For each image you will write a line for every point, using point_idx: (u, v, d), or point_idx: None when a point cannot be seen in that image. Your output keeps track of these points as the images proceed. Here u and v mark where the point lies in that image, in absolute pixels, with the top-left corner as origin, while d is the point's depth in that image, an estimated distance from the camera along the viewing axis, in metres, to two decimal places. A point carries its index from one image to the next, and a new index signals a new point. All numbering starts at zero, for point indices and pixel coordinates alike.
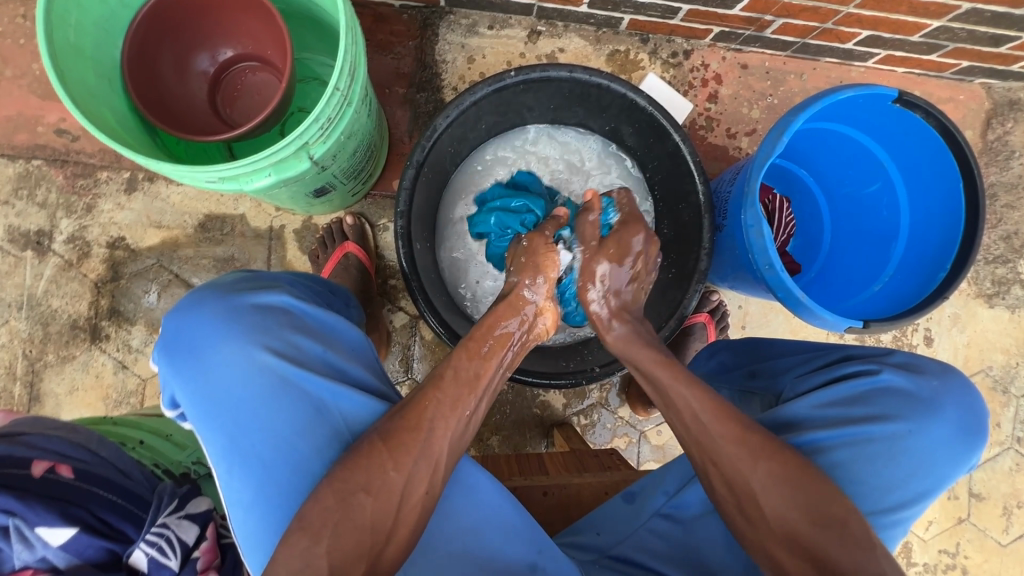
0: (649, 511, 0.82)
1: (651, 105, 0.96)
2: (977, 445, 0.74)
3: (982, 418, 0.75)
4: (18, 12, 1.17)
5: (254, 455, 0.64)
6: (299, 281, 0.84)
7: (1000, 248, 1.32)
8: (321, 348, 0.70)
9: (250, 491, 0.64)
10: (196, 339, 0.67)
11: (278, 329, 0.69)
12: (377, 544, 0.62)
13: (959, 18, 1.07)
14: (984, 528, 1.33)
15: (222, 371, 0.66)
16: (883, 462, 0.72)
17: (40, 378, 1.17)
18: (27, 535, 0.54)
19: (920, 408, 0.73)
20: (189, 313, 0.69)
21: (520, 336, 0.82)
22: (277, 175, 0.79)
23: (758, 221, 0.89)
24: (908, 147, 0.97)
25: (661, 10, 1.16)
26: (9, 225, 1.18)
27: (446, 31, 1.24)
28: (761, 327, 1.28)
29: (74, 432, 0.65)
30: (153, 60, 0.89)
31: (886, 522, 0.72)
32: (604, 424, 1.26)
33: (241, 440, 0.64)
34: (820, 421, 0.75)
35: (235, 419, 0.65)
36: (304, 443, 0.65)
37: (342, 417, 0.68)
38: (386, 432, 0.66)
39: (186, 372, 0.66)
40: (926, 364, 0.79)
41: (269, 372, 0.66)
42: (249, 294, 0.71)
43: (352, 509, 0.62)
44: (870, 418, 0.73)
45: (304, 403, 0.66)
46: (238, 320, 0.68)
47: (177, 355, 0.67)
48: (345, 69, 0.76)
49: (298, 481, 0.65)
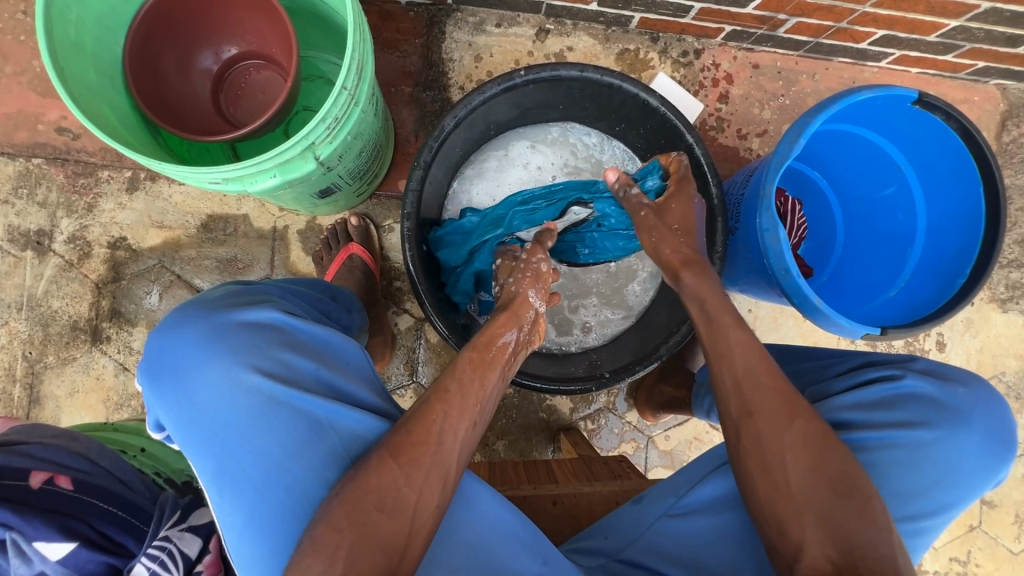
0: (657, 512, 0.79)
1: (664, 105, 0.94)
2: (1005, 458, 0.71)
3: (1011, 430, 0.72)
4: (18, 8, 1.15)
5: (245, 479, 0.61)
6: (291, 291, 0.81)
7: (1015, 252, 1.30)
8: (313, 365, 0.67)
9: (242, 515, 0.61)
10: (180, 361, 0.64)
11: (267, 348, 0.65)
12: (393, 561, 0.60)
13: (977, 18, 1.05)
14: (996, 537, 1.31)
15: (209, 393, 0.62)
16: (906, 469, 0.69)
17: (40, 380, 1.15)
18: (24, 549, 0.51)
19: (948, 416, 0.71)
20: (174, 332, 0.66)
21: (518, 346, 0.82)
22: (282, 175, 0.78)
23: (774, 225, 0.87)
24: (927, 149, 0.95)
25: (672, 8, 1.13)
26: (8, 224, 1.16)
27: (454, 29, 1.22)
28: (771, 331, 1.26)
29: (73, 441, 0.63)
30: (155, 57, 0.87)
31: (904, 530, 0.70)
32: (611, 428, 1.24)
33: (229, 464, 0.61)
34: (842, 424, 0.73)
35: (224, 442, 0.62)
36: (297, 465, 0.62)
37: (338, 436, 0.65)
38: (394, 447, 0.63)
39: (170, 395, 0.63)
40: (954, 373, 0.76)
41: (257, 393, 0.63)
42: (235, 311, 0.68)
43: (365, 530, 0.59)
44: (895, 424, 0.71)
45: (296, 422, 0.63)
46: (223, 340, 0.65)
47: (160, 378, 0.64)
48: (353, 66, 0.74)
49: (294, 505, 0.61)
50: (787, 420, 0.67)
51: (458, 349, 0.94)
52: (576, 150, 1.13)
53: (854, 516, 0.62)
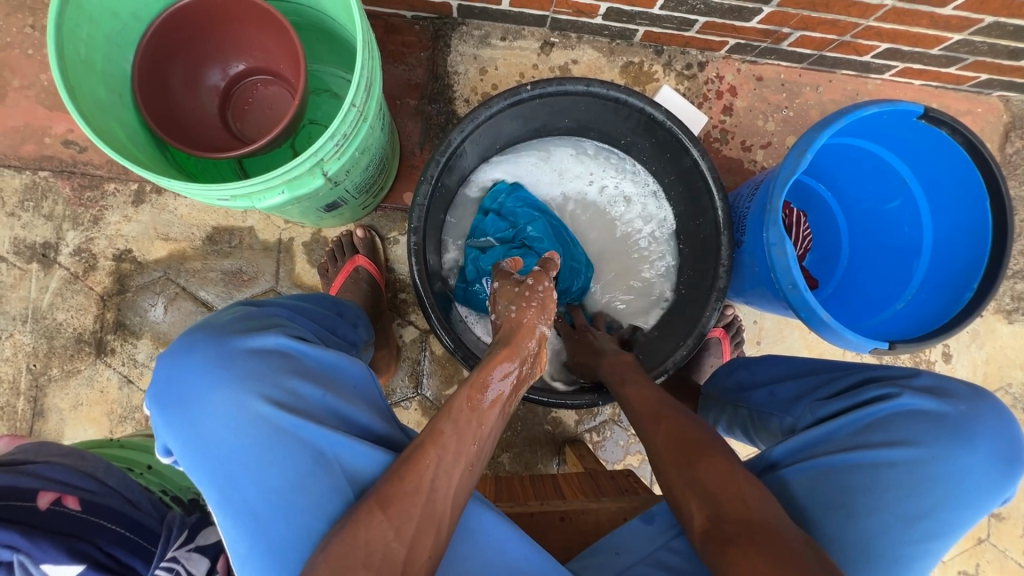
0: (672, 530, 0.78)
1: (669, 119, 0.95)
2: (1014, 475, 0.69)
3: (1021, 447, 0.69)
4: (26, 22, 1.16)
5: (248, 512, 0.59)
6: (298, 312, 0.80)
7: (1021, 263, 1.30)
8: (321, 393, 0.65)
9: (245, 547, 0.59)
10: (184, 388, 0.61)
11: (275, 376, 0.63)
12: None
13: (981, 31, 1.05)
14: (1005, 549, 1.30)
15: (213, 423, 0.60)
16: (908, 490, 0.67)
17: (44, 393, 1.15)
18: (31, 571, 0.51)
19: (948, 433, 0.69)
20: (177, 358, 0.63)
21: (523, 378, 0.76)
22: (290, 192, 0.78)
23: (781, 240, 0.87)
24: (933, 163, 0.95)
25: (677, 22, 1.14)
26: (14, 237, 1.16)
27: (459, 42, 1.22)
28: (776, 343, 1.26)
29: (80, 460, 0.62)
30: (163, 74, 0.87)
31: (912, 557, 0.66)
32: (616, 441, 1.24)
33: (232, 498, 0.59)
34: (837, 445, 0.73)
35: (227, 474, 0.60)
36: (301, 499, 0.60)
37: (343, 469, 0.63)
38: (384, 496, 0.60)
39: (173, 425, 0.60)
40: (955, 388, 0.75)
41: (264, 424, 0.60)
42: (242, 336, 0.66)
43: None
44: (890, 443, 0.70)
45: (301, 455, 0.61)
46: (231, 366, 0.62)
47: (164, 405, 0.61)
48: (362, 83, 0.74)
49: (296, 543, 0.59)
50: (654, 417, 0.78)
51: (466, 367, 0.93)
52: (615, 160, 1.13)
53: (701, 463, 0.68)
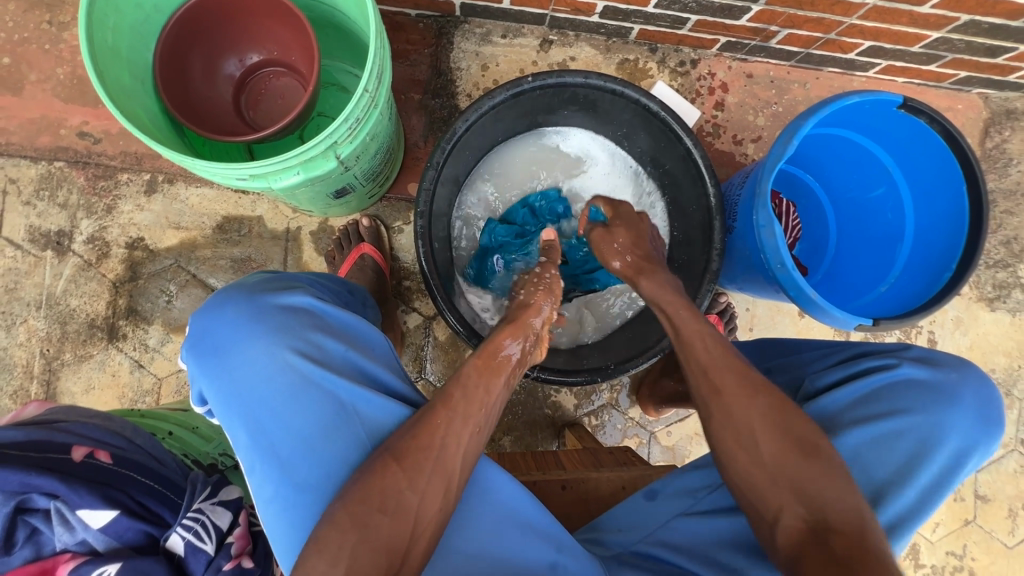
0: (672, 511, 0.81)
1: (663, 109, 0.99)
2: (996, 434, 0.74)
3: (1000, 408, 0.75)
4: (43, 18, 1.20)
5: (276, 452, 0.65)
6: (317, 281, 0.86)
7: (1001, 253, 1.35)
8: (343, 347, 0.71)
9: (271, 486, 0.65)
10: (221, 339, 0.69)
11: (301, 330, 0.70)
12: (394, 564, 0.61)
13: (957, 29, 1.11)
14: (990, 530, 1.34)
15: (248, 369, 0.67)
16: (911, 456, 0.72)
17: (57, 377, 1.18)
18: (68, 517, 0.55)
19: (940, 399, 0.74)
20: (215, 313, 0.71)
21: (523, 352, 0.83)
22: (305, 173, 0.82)
23: (769, 222, 0.92)
24: (914, 152, 1.00)
25: (670, 20, 1.19)
26: (29, 225, 1.20)
27: (461, 39, 1.27)
28: (768, 329, 1.30)
29: (108, 421, 0.66)
30: (183, 62, 0.92)
31: (912, 517, 0.71)
32: (614, 424, 1.27)
33: (261, 439, 0.66)
34: (845, 418, 0.76)
35: (259, 416, 0.67)
36: (324, 441, 0.66)
37: (362, 418, 0.68)
38: (399, 450, 0.64)
39: (211, 372, 0.68)
40: (943, 358, 0.80)
41: (292, 371, 0.67)
42: (272, 296, 0.73)
43: (370, 530, 0.60)
44: (890, 413, 0.74)
45: (323, 402, 0.67)
46: (262, 320, 0.70)
47: (203, 354, 0.69)
48: (374, 71, 0.78)
49: (318, 484, 0.65)
50: (746, 398, 0.69)
51: (469, 344, 0.97)
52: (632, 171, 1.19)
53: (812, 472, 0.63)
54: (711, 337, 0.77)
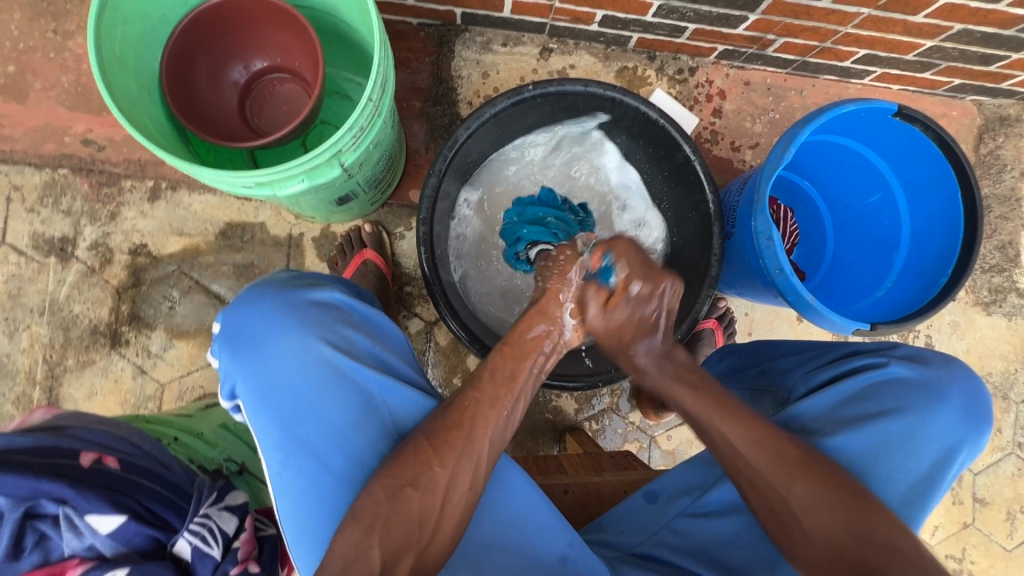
0: (673, 511, 0.82)
1: (662, 118, 1.01)
2: (983, 429, 0.76)
3: (986, 404, 0.77)
4: (48, 27, 1.21)
5: (309, 442, 0.68)
6: (337, 278, 0.88)
7: (996, 258, 1.37)
8: (370, 343, 0.74)
9: (304, 479, 0.67)
10: (257, 332, 0.71)
11: (333, 324, 0.73)
12: (425, 536, 0.65)
13: (950, 38, 1.13)
14: (989, 533, 1.35)
15: (283, 361, 0.70)
16: (900, 453, 0.74)
17: (59, 383, 1.19)
18: (76, 523, 0.55)
19: (927, 398, 0.76)
20: (249, 307, 0.73)
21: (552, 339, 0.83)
22: (309, 181, 0.83)
23: (768, 228, 0.93)
24: (909, 159, 1.02)
25: (668, 29, 1.21)
26: (33, 232, 1.20)
27: (462, 48, 1.29)
28: (767, 334, 1.31)
29: (115, 428, 0.67)
30: (190, 69, 0.93)
31: (896, 511, 0.74)
32: (614, 429, 1.28)
33: (295, 429, 0.68)
34: (837, 420, 0.77)
35: (293, 408, 0.69)
36: (354, 433, 0.69)
37: (389, 409, 0.72)
38: (430, 431, 0.69)
39: (246, 363, 0.70)
40: (931, 355, 0.81)
41: (327, 364, 0.70)
42: (303, 290, 0.75)
43: (400, 504, 0.65)
44: (879, 413, 0.76)
45: (354, 395, 0.70)
46: (297, 315, 0.72)
47: (238, 347, 0.71)
48: (378, 81, 0.79)
49: (350, 473, 0.68)
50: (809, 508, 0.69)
51: (473, 351, 0.99)
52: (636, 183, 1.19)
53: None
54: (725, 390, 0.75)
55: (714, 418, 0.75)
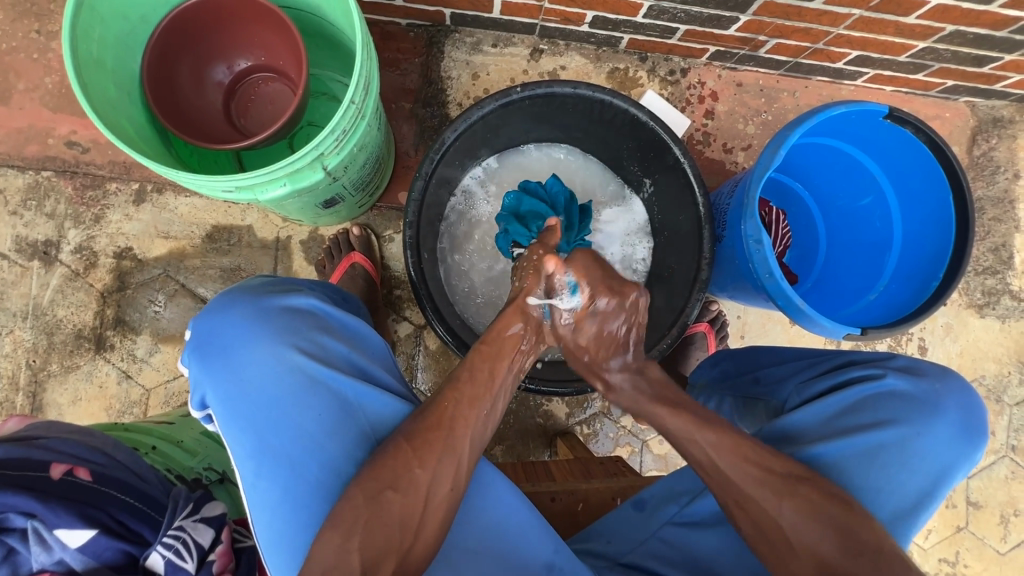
0: (661, 519, 0.81)
1: (652, 120, 1.00)
2: (979, 444, 0.75)
3: (983, 418, 0.76)
4: (32, 27, 1.19)
5: (282, 452, 0.67)
6: (316, 285, 0.87)
7: (989, 260, 1.36)
8: (345, 349, 0.73)
9: (277, 489, 0.66)
10: (228, 340, 0.70)
11: (307, 331, 0.72)
12: (406, 541, 0.63)
13: (943, 39, 1.12)
14: (983, 537, 1.34)
15: (254, 370, 0.68)
16: (893, 466, 0.73)
17: (43, 389, 1.17)
18: (45, 537, 0.54)
19: (923, 412, 0.74)
20: (220, 314, 0.72)
21: (529, 342, 0.84)
22: (292, 184, 0.82)
23: (757, 232, 0.92)
24: (900, 162, 1.01)
25: (660, 30, 1.20)
26: (16, 235, 1.19)
27: (451, 48, 1.28)
28: (760, 337, 1.30)
29: (89, 437, 0.65)
30: (172, 70, 0.92)
31: (888, 524, 0.73)
32: (606, 433, 1.27)
33: (268, 439, 0.67)
34: (829, 429, 0.76)
35: (265, 417, 0.67)
36: (329, 441, 0.68)
37: (366, 416, 0.71)
38: (409, 432, 0.68)
39: (217, 372, 0.69)
40: (926, 367, 0.80)
41: (300, 372, 0.69)
42: (276, 297, 0.74)
43: (381, 507, 0.63)
44: (873, 424, 0.75)
45: (329, 403, 0.69)
46: (269, 322, 0.71)
47: (208, 356, 0.70)
48: (361, 82, 0.78)
49: (325, 483, 0.67)
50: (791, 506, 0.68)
51: (459, 355, 0.97)
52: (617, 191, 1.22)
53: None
54: None
55: (701, 427, 0.74)
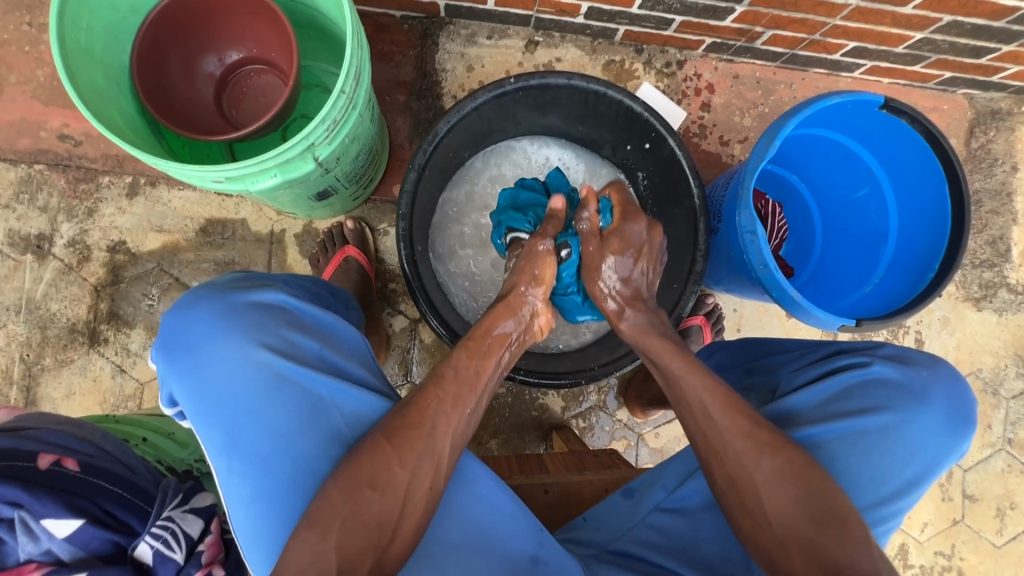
0: (648, 505, 0.81)
1: (646, 111, 0.99)
2: (966, 433, 0.75)
3: (970, 407, 0.76)
4: (23, 20, 1.18)
5: (251, 449, 0.66)
6: (296, 280, 0.85)
7: (987, 253, 1.36)
8: (317, 345, 0.72)
9: (249, 485, 0.66)
10: (193, 338, 0.69)
11: (275, 327, 0.71)
12: (385, 537, 0.64)
13: (940, 30, 1.11)
14: (979, 530, 1.34)
15: (221, 368, 0.68)
16: (879, 454, 0.73)
17: (36, 382, 1.17)
18: (32, 527, 0.54)
19: (909, 400, 0.74)
20: (185, 312, 0.71)
21: (517, 337, 0.84)
22: (283, 175, 0.81)
23: (752, 223, 0.91)
24: (895, 151, 1.00)
25: (655, 21, 1.19)
26: (9, 229, 1.18)
27: (446, 40, 1.27)
28: (756, 330, 1.30)
29: (77, 428, 0.65)
30: (162, 61, 0.91)
31: (873, 510, 0.73)
32: (602, 427, 1.27)
33: (239, 437, 0.66)
34: (818, 416, 0.76)
35: (233, 414, 0.67)
36: (300, 437, 0.67)
37: (339, 411, 0.70)
38: (390, 429, 0.68)
39: (184, 370, 0.69)
40: (916, 356, 0.80)
41: (266, 370, 0.68)
42: (244, 293, 0.73)
43: (360, 504, 0.63)
44: (862, 412, 0.74)
45: (301, 399, 0.68)
46: (235, 319, 0.70)
47: (175, 354, 0.69)
48: (351, 71, 0.77)
49: (298, 478, 0.67)
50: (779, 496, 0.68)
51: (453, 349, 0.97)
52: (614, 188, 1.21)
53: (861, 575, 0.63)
54: (703, 385, 0.75)
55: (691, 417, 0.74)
